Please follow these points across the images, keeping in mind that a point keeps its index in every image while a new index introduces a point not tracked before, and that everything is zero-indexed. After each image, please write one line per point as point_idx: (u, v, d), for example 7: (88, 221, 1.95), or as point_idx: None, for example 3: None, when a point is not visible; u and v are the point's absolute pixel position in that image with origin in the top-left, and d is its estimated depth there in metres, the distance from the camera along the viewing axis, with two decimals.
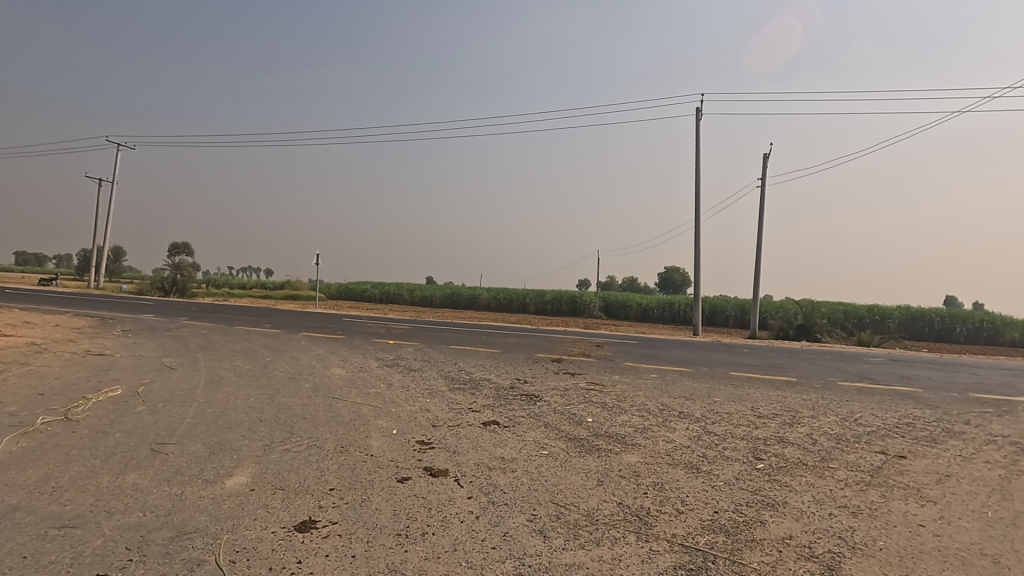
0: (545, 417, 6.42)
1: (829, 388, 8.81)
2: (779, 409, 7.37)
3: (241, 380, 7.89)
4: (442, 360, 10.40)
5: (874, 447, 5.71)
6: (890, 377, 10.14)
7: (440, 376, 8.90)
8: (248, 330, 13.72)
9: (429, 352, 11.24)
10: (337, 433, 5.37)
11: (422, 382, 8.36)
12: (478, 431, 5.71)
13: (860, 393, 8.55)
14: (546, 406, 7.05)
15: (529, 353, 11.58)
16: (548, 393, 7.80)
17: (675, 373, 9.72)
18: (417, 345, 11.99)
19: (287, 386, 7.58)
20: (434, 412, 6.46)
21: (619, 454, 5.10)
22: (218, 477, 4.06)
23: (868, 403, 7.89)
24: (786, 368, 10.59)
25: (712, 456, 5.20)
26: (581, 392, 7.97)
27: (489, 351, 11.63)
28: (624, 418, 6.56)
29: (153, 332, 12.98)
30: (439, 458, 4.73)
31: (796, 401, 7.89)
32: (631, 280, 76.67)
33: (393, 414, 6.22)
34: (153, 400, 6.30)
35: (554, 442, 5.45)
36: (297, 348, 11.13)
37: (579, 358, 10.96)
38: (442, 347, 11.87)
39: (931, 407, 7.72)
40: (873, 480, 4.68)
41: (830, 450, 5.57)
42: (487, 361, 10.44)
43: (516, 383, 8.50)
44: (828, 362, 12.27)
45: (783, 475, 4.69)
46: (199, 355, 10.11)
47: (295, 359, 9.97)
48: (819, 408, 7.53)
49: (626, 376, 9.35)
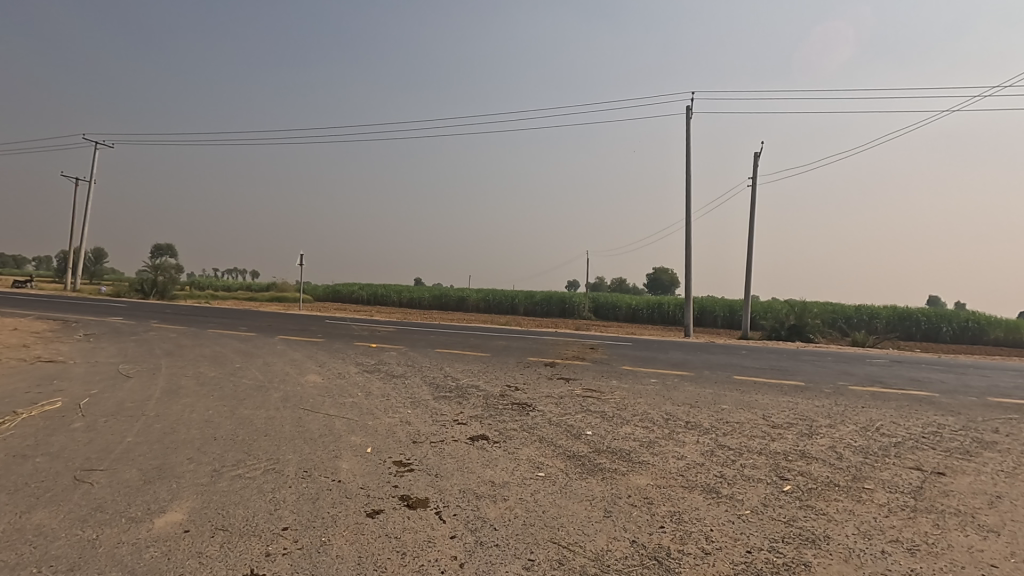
0: (539, 431, 5.76)
1: (841, 393, 8.24)
2: (793, 418, 6.77)
3: (203, 390, 7.14)
4: (428, 365, 9.70)
5: (907, 463, 5.12)
6: (900, 380, 9.61)
7: (424, 383, 8.21)
8: (221, 334, 12.91)
9: (414, 356, 10.54)
10: (302, 453, 4.66)
11: (404, 390, 7.66)
12: (464, 448, 5.04)
13: (875, 398, 7.99)
14: (540, 416, 6.39)
15: (520, 357, 10.91)
16: (541, 402, 7.14)
17: (677, 378, 9.12)
18: (401, 349, 11.27)
19: (252, 396, 6.84)
20: (415, 425, 5.77)
21: (627, 476, 4.45)
22: (146, 514, 3.34)
23: (886, 410, 7.33)
24: (791, 372, 10.02)
25: (732, 476, 4.57)
26: (577, 400, 7.33)
27: (477, 355, 10.97)
28: (627, 430, 5.92)
29: (117, 336, 12.11)
30: (419, 484, 4.05)
31: (810, 409, 7.31)
32: (620, 281, 76.78)
33: (369, 429, 5.52)
34: (94, 415, 5.54)
35: (551, 461, 4.79)
36: (271, 353, 10.36)
37: (573, 362, 10.31)
38: (427, 351, 11.16)
39: (953, 413, 7.17)
40: (919, 505, 4.07)
41: (860, 467, 4.96)
42: (476, 366, 9.77)
43: (507, 390, 7.84)
44: (832, 365, 11.75)
45: (816, 500, 4.06)
46: (162, 361, 9.30)
47: (267, 365, 9.21)
48: (835, 416, 6.95)
49: (624, 381, 8.72)
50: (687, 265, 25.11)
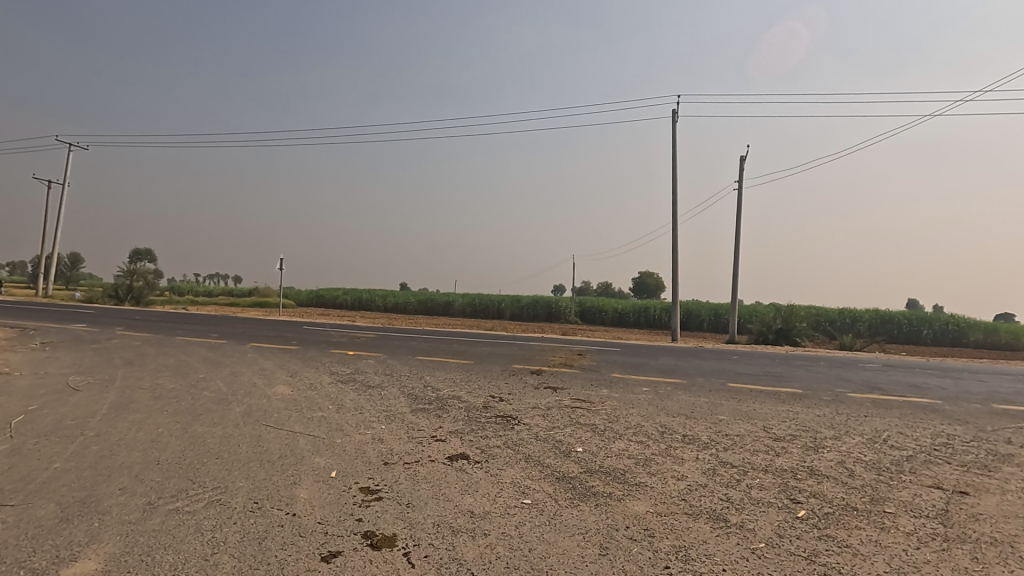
0: (525, 448, 5.26)
1: (841, 401, 7.87)
2: (795, 429, 6.36)
3: (157, 404, 6.51)
4: (407, 374, 9.15)
5: (925, 480, 4.71)
6: (899, 386, 9.27)
7: (402, 394, 7.67)
8: (189, 341, 12.20)
9: (392, 365, 9.97)
10: (255, 479, 4.10)
11: (379, 402, 7.11)
12: (441, 470, 4.52)
13: (877, 406, 7.62)
14: (526, 431, 5.89)
15: (505, 364, 10.39)
16: (527, 414, 6.64)
17: (669, 386, 8.68)
18: (379, 357, 10.70)
19: (211, 411, 6.24)
20: (388, 444, 5.23)
21: (622, 502, 3.96)
22: (52, 564, 2.77)
23: (891, 419, 6.95)
24: (787, 378, 9.63)
25: (739, 500, 4.10)
26: (566, 412, 6.85)
27: (460, 363, 10.44)
28: (621, 446, 5.44)
29: (75, 344, 11.36)
30: (387, 516, 3.52)
31: (812, 418, 6.90)
32: (605, 286, 76.89)
33: (337, 449, 4.98)
34: (25, 436, 4.92)
35: (538, 485, 4.29)
36: (240, 362, 9.72)
37: (560, 369, 9.82)
38: (407, 359, 10.59)
39: (961, 423, 6.82)
40: (950, 532, 3.64)
41: (876, 485, 4.54)
42: (458, 374, 9.24)
43: (490, 401, 7.33)
44: (826, 370, 11.44)
45: (837, 529, 3.61)
46: (119, 371, 8.63)
47: (233, 376, 8.59)
48: (839, 427, 6.55)
49: (615, 390, 8.25)
50: (674, 268, 24.83)
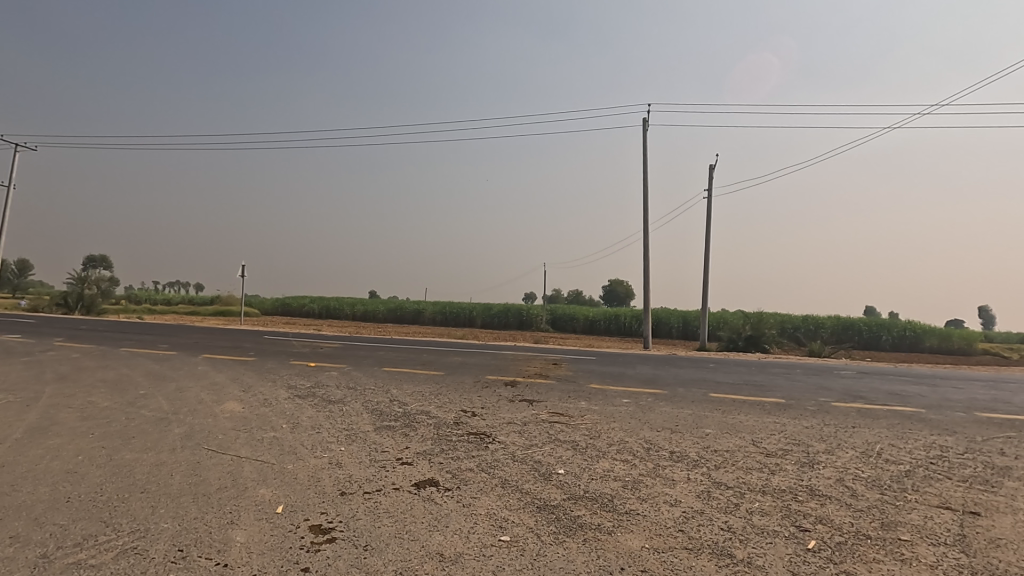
0: (501, 471, 4.75)
1: (826, 411, 7.60)
2: (785, 443, 6.02)
3: (84, 426, 5.74)
4: (372, 387, 8.53)
5: (931, 499, 4.39)
6: (880, 395, 9.10)
7: (365, 410, 7.05)
8: (134, 353, 11.24)
9: (357, 377, 9.32)
10: (183, 519, 3.46)
11: (340, 419, 6.50)
12: (407, 501, 3.96)
13: (863, 416, 7.38)
14: (501, 451, 5.37)
15: (478, 375, 9.85)
16: (501, 431, 6.13)
17: (650, 397, 8.28)
18: (343, 369, 10.01)
19: (146, 433, 5.51)
20: (347, 469, 4.64)
21: (613, 537, 3.48)
22: None
23: (880, 430, 6.70)
24: (768, 388, 9.36)
25: (741, 530, 3.67)
26: (543, 427, 6.36)
27: (429, 374, 9.85)
28: (606, 466, 4.98)
29: (3, 358, 10.30)
30: (339, 564, 2.95)
31: (800, 431, 6.58)
32: (576, 294, 77.05)
33: (287, 477, 4.37)
34: None
35: (517, 517, 3.77)
36: (188, 377, 8.90)
37: (536, 380, 9.33)
38: (373, 371, 9.93)
39: (950, 433, 6.61)
40: (975, 563, 3.29)
41: (883, 507, 4.18)
42: (427, 387, 8.66)
43: (461, 417, 6.78)
44: (804, 378, 11.27)
45: (854, 564, 3.21)
46: (47, 388, 7.73)
47: (178, 391, 7.81)
48: (830, 439, 6.24)
49: (594, 402, 7.80)
50: (647, 275, 24.71)
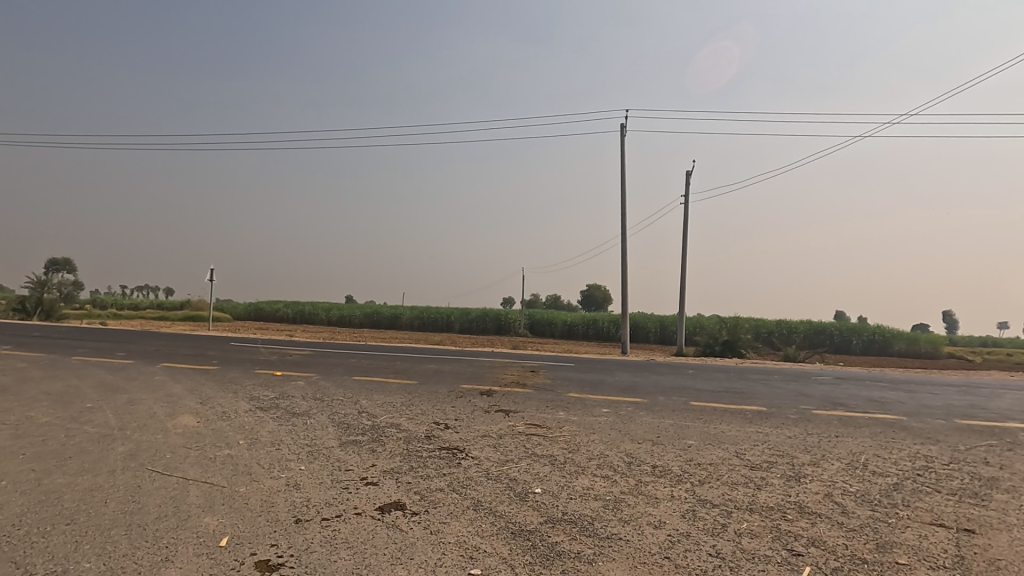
0: (473, 491, 4.42)
1: (808, 419, 7.45)
2: (770, 455, 5.82)
3: (17, 445, 5.23)
4: (340, 398, 8.10)
5: (923, 516, 4.20)
6: (860, 402, 9.01)
7: (331, 423, 6.64)
8: (86, 362, 10.57)
9: (325, 387, 8.88)
10: (110, 557, 3.06)
11: (303, 434, 6.08)
12: (369, 529, 3.60)
13: (845, 425, 7.24)
14: (474, 468, 5.04)
15: (453, 384, 9.49)
16: (475, 445, 5.80)
17: (631, 407, 8.02)
18: (311, 378, 9.55)
19: (85, 453, 5.03)
20: (305, 492, 4.26)
21: (595, 567, 3.18)
22: None
23: (863, 439, 6.56)
24: (749, 395, 9.21)
25: (731, 556, 3.41)
26: (520, 441, 6.05)
27: (401, 383, 9.44)
28: (586, 484, 4.69)
29: None
30: None
31: (784, 441, 6.40)
32: (554, 299, 77.06)
33: (237, 503, 3.96)
34: None
35: (490, 545, 3.45)
36: (142, 388, 8.34)
37: (513, 389, 9.01)
38: (343, 380, 9.49)
39: (933, 442, 6.50)
40: None
41: (875, 526, 3.97)
42: (399, 397, 8.27)
43: (433, 430, 6.43)
44: (783, 384, 11.17)
45: None
46: None
47: (129, 404, 7.27)
48: (814, 450, 6.07)
49: (573, 413, 7.51)
50: (624, 281, 24.61)
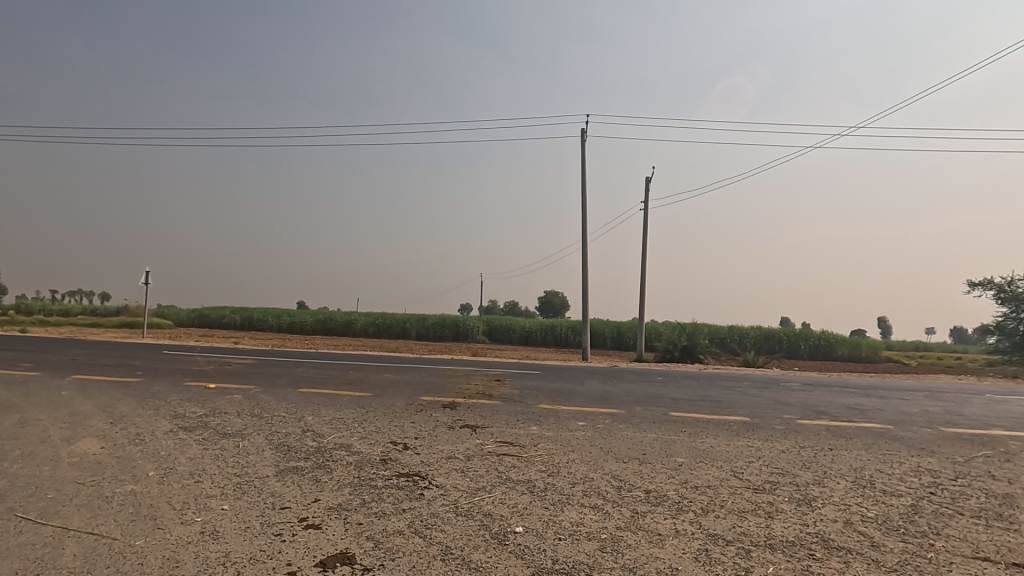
0: (441, 535, 3.58)
1: (796, 431, 6.98)
2: (770, 474, 5.24)
3: None
4: (281, 415, 7.08)
5: (961, 549, 3.67)
6: (840, 410, 8.66)
7: (269, 446, 5.65)
8: None
9: (265, 402, 7.81)
10: None
11: (232, 461, 5.09)
12: None
13: (836, 436, 6.79)
14: (440, 502, 4.21)
15: (411, 396, 8.59)
16: (440, 471, 4.97)
17: (608, 419, 7.35)
18: (249, 391, 8.44)
19: None
20: (225, 543, 3.34)
21: None
22: None
23: (859, 452, 6.10)
24: (728, 404, 8.70)
25: None
26: (491, 463, 5.25)
27: (353, 395, 8.47)
28: (575, 520, 3.93)
29: None
30: None
31: (779, 457, 5.85)
32: (512, 305, 76.66)
33: (126, 567, 2.99)
34: None
35: None
36: (41, 406, 7.06)
37: (479, 401, 8.19)
38: (286, 393, 8.42)
39: (931, 454, 6.11)
40: None
41: (916, 564, 3.39)
42: (350, 412, 7.31)
43: (390, 452, 5.54)
44: (755, 391, 10.81)
45: None
46: None
47: (19, 427, 6.04)
48: (814, 466, 5.54)
49: (547, 428, 6.77)
50: (586, 287, 24.17)
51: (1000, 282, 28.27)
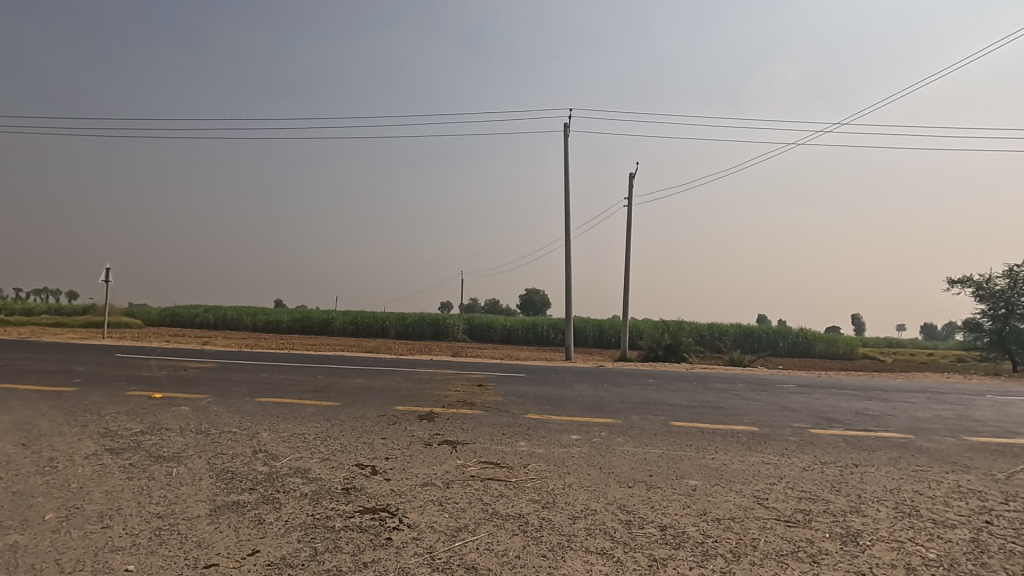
0: None
1: (812, 443, 6.30)
2: (799, 500, 4.50)
3: None
4: (232, 431, 6.14)
5: None
6: (849, 416, 8.05)
7: (209, 473, 4.73)
8: None
9: (215, 415, 6.86)
10: None
11: (158, 495, 4.16)
12: None
13: (857, 449, 6.12)
14: (412, 553, 3.36)
15: (383, 405, 7.71)
16: (412, 504, 4.13)
17: (604, 432, 6.58)
18: (199, 402, 7.46)
19: None
20: None
21: None
22: None
23: (889, 469, 5.42)
24: (731, 412, 8.00)
25: None
26: (475, 493, 4.42)
27: (319, 405, 7.56)
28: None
29: None
30: None
31: (802, 477, 5.13)
32: (492, 304, 75.84)
33: None
34: None
35: None
36: None
37: (460, 412, 7.35)
38: (242, 404, 7.46)
39: (967, 470, 5.45)
40: None
41: None
42: (312, 427, 6.41)
43: (354, 479, 4.67)
44: (754, 395, 10.16)
45: None
46: None
47: None
48: (845, 488, 4.83)
49: (537, 443, 5.97)
50: (570, 287, 23.39)
51: (979, 280, 28.06)
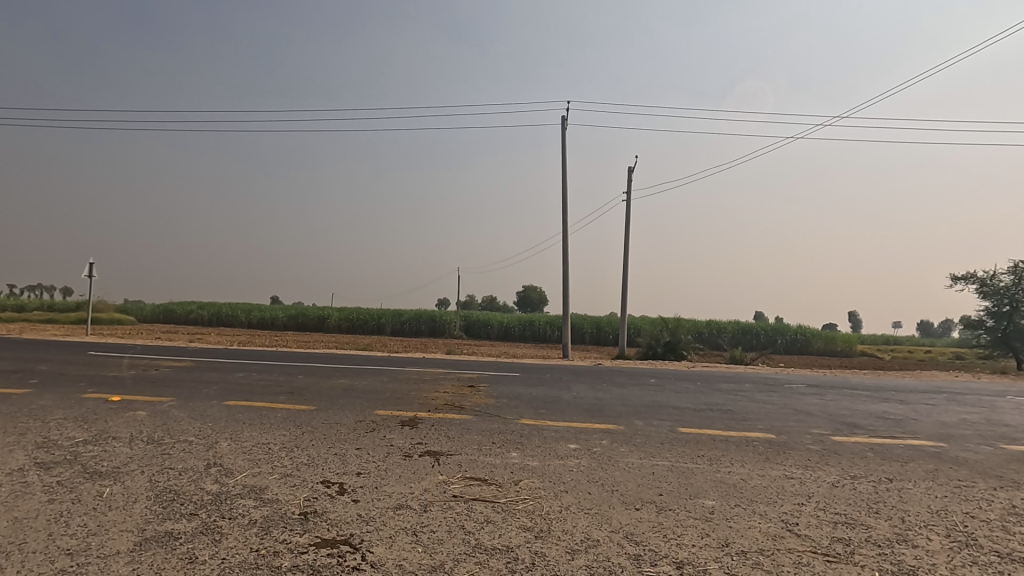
0: None
1: (837, 453, 5.65)
2: (836, 527, 3.84)
3: None
4: (187, 440, 5.46)
5: None
6: (869, 421, 7.42)
7: (147, 494, 4.05)
8: None
9: (175, 421, 6.17)
10: None
11: (74, 525, 3.46)
12: None
13: (889, 461, 5.46)
14: None
15: (363, 409, 7.04)
16: (379, 535, 3.46)
17: (604, 440, 5.92)
18: (159, 407, 6.77)
19: None
20: None
21: None
22: None
23: (929, 485, 4.77)
24: (743, 416, 7.35)
25: None
26: (456, 519, 3.74)
27: (292, 409, 6.88)
28: None
29: None
30: None
31: (834, 495, 4.48)
32: (489, 301, 75.18)
33: None
34: None
35: None
36: None
37: (447, 417, 6.69)
38: (206, 408, 6.78)
39: (1017, 486, 4.80)
40: None
41: None
42: (280, 435, 5.73)
43: (315, 501, 4.00)
44: (764, 397, 9.53)
45: None
46: None
47: None
48: (887, 511, 4.17)
49: (529, 454, 5.32)
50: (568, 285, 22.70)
51: (982, 277, 27.46)
